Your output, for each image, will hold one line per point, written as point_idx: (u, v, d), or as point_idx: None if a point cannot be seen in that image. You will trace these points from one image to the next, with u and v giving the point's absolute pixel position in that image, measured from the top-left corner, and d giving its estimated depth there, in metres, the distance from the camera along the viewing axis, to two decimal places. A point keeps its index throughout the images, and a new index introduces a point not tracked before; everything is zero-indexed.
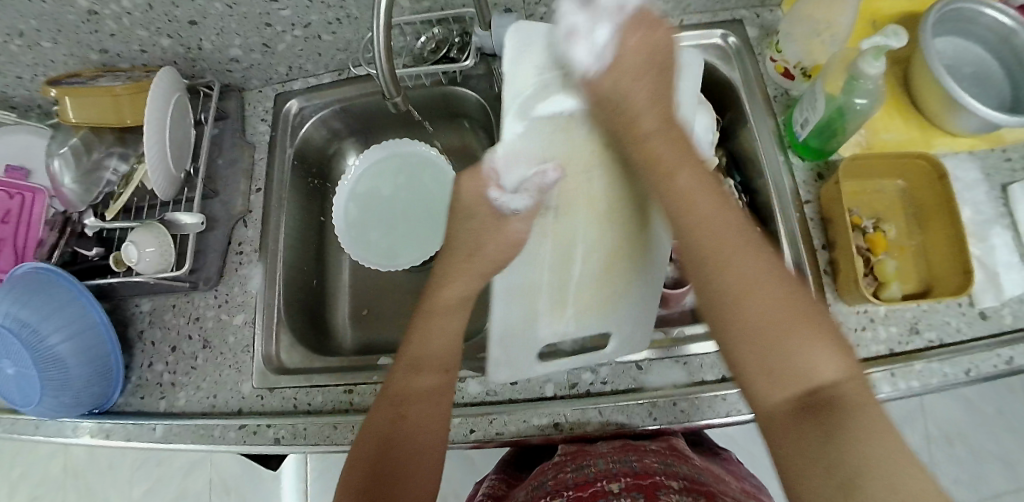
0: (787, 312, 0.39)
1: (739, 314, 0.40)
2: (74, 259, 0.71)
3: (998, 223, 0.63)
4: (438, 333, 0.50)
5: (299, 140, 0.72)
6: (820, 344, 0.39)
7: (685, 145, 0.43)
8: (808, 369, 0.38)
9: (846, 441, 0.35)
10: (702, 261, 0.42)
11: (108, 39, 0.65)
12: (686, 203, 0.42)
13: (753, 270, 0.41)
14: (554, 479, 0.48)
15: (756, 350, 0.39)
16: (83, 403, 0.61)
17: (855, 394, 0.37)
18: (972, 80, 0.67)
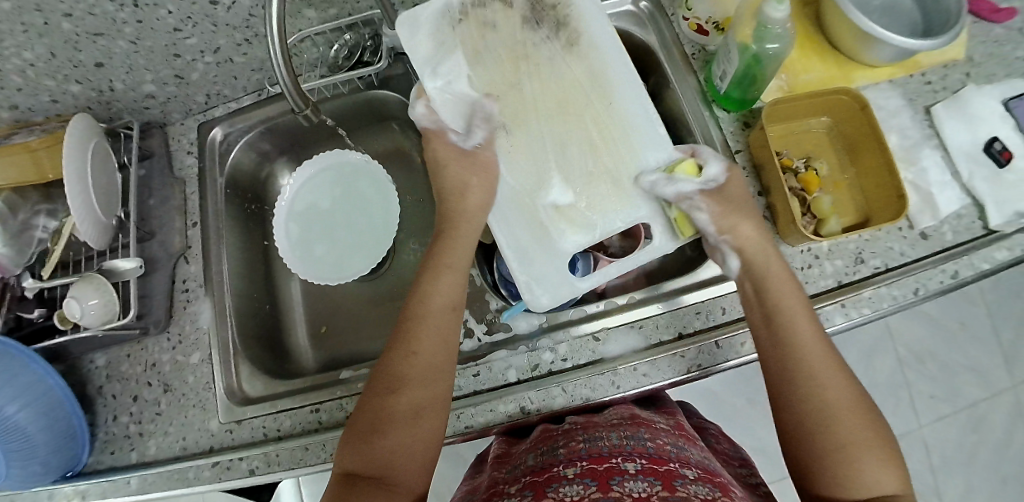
0: (866, 420, 0.46)
1: (833, 417, 0.45)
2: (20, 325, 0.68)
3: (927, 144, 0.65)
4: (431, 335, 0.50)
5: (229, 167, 0.71)
6: (887, 462, 0.45)
7: (798, 300, 0.49)
8: (875, 481, 0.44)
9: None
10: (805, 389, 0.46)
11: (14, 94, 0.62)
12: (792, 326, 0.48)
13: (840, 377, 0.47)
14: (566, 447, 0.48)
15: (839, 452, 0.44)
16: (53, 468, 0.60)
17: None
18: (882, 10, 0.69)
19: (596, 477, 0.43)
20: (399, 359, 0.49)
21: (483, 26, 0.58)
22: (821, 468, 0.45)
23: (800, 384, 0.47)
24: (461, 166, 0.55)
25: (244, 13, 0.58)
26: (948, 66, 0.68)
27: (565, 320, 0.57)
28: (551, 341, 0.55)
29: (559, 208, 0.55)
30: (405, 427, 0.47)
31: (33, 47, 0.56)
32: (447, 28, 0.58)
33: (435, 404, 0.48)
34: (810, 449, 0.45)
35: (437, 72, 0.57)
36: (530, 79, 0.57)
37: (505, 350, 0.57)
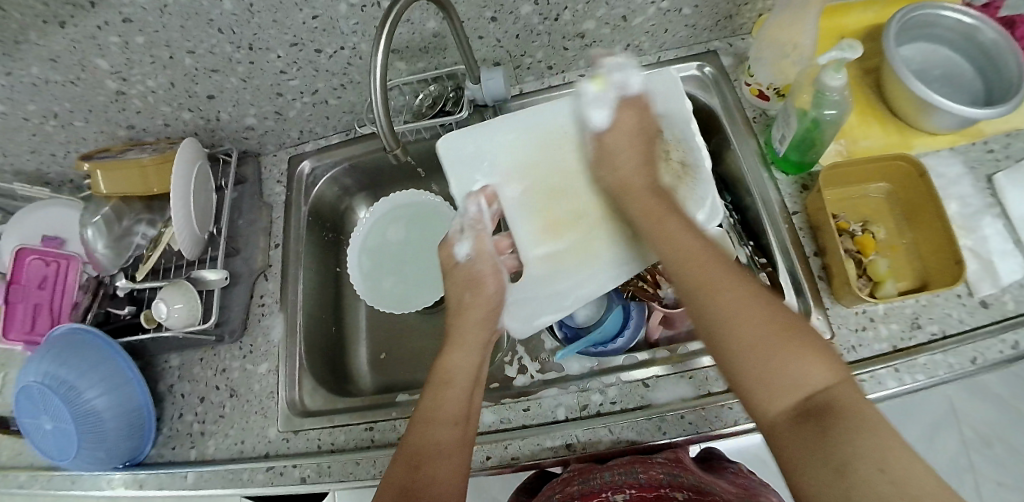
0: (774, 319, 0.43)
1: (732, 319, 0.44)
2: (107, 319, 0.76)
3: (988, 212, 0.65)
4: (452, 394, 0.51)
5: (313, 198, 0.76)
6: (808, 351, 0.42)
7: (667, 201, 0.54)
8: (802, 376, 0.41)
9: (850, 441, 0.37)
10: (691, 294, 0.47)
11: (134, 115, 0.71)
12: (674, 250, 0.50)
13: (735, 290, 0.46)
14: (561, 491, 0.50)
15: (757, 360, 0.42)
16: (116, 455, 0.65)
17: (844, 395, 0.40)
18: (944, 78, 0.70)
19: None
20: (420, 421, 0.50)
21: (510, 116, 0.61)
22: (741, 376, 0.43)
23: (687, 291, 0.48)
24: (457, 280, 0.58)
25: (342, 62, 0.65)
26: (1011, 135, 0.68)
27: (617, 366, 0.59)
28: (600, 384, 0.57)
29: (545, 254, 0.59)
30: (440, 453, 0.48)
31: (156, 77, 0.64)
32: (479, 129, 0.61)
33: (461, 449, 0.49)
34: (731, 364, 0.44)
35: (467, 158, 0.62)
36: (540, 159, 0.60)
37: (555, 387, 0.59)
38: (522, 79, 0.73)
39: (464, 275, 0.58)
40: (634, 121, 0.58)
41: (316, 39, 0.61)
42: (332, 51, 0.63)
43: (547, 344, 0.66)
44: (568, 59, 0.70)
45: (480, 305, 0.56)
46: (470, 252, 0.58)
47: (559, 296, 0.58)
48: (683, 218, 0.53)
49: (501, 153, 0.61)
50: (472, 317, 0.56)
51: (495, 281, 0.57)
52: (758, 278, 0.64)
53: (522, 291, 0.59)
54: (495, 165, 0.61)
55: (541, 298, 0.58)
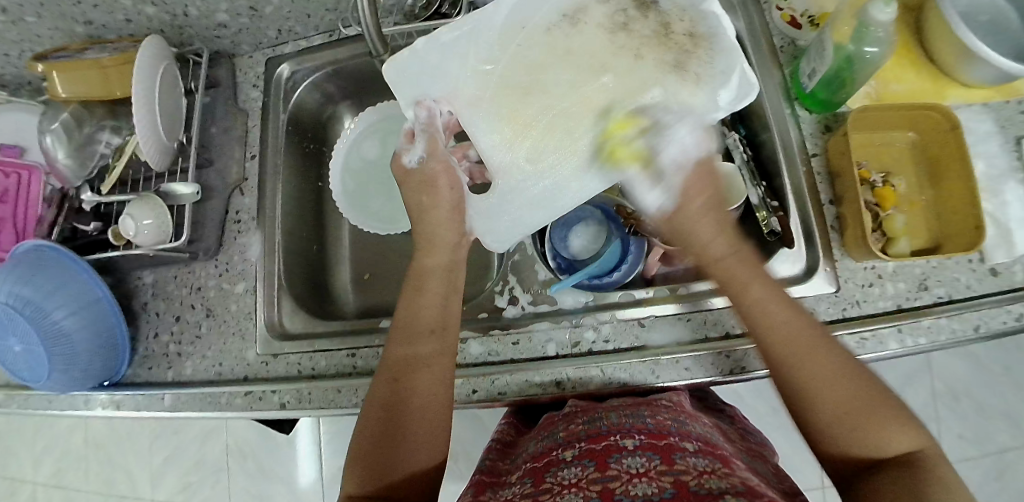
0: (872, 398, 0.42)
1: (823, 392, 0.42)
2: (74, 236, 0.70)
3: (1012, 177, 0.60)
4: (428, 295, 0.52)
5: (292, 105, 0.70)
6: (892, 419, 0.41)
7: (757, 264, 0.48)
8: (884, 444, 0.40)
9: (934, 493, 0.36)
10: (807, 400, 0.43)
11: (92, 9, 0.63)
12: (765, 316, 0.46)
13: (829, 351, 0.44)
14: (566, 430, 0.47)
15: (844, 430, 0.41)
16: (93, 376, 0.62)
17: (930, 462, 0.39)
18: (988, 27, 0.64)
19: (594, 457, 0.42)
20: (398, 326, 0.51)
21: (470, 22, 0.53)
22: (827, 432, 0.42)
23: (817, 411, 0.42)
24: (410, 187, 0.57)
25: None
26: None
27: (614, 302, 0.56)
28: (594, 321, 0.54)
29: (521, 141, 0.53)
30: (424, 374, 0.48)
31: None
32: (423, 43, 0.53)
33: (442, 357, 0.49)
34: (811, 419, 0.43)
35: (415, 95, 0.55)
36: (517, 49, 0.52)
37: (547, 322, 0.56)
38: None
39: (417, 179, 0.56)
40: (713, 193, 0.50)
41: None
42: None
43: (540, 274, 0.62)
44: None
45: (444, 201, 0.56)
46: (421, 156, 0.57)
47: (544, 199, 0.55)
48: (768, 282, 0.47)
49: (453, 63, 0.54)
50: (435, 219, 0.55)
51: (450, 177, 0.56)
52: (769, 222, 0.58)
53: (499, 200, 0.56)
54: (450, 81, 0.54)
55: (522, 203, 0.55)
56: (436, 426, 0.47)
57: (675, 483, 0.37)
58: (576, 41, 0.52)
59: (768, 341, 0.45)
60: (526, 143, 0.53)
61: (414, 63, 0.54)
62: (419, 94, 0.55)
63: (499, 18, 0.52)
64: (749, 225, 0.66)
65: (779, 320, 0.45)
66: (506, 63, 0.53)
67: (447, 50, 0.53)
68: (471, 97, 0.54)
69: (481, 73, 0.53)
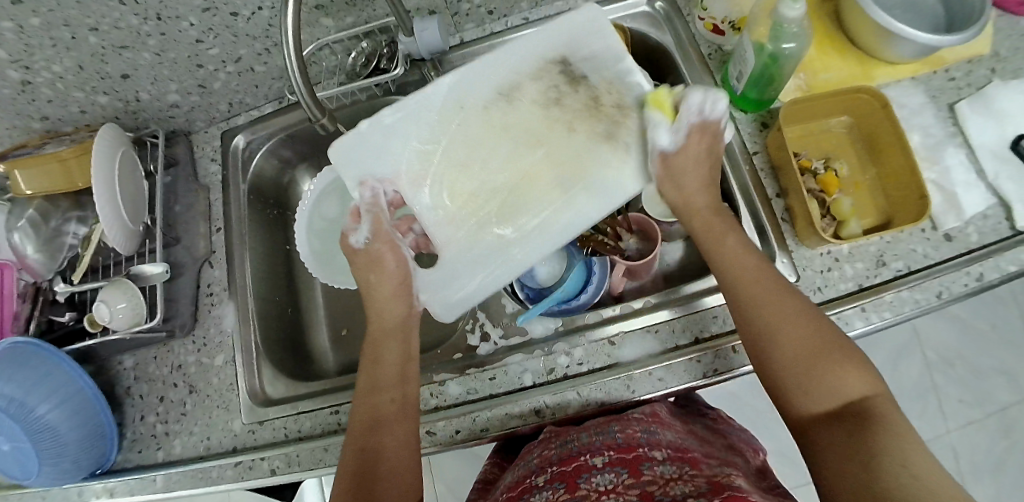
0: (826, 333, 0.44)
1: (775, 335, 0.45)
2: (51, 328, 0.71)
3: (951, 142, 0.63)
4: (388, 353, 0.53)
5: (251, 174, 0.72)
6: (845, 364, 0.42)
7: (724, 217, 0.53)
8: (839, 384, 0.42)
9: (879, 442, 0.38)
10: (775, 349, 0.44)
11: (45, 106, 0.64)
12: (727, 265, 0.49)
13: (792, 300, 0.46)
14: (539, 456, 0.48)
15: (795, 373, 0.43)
16: (83, 466, 0.62)
17: (882, 406, 0.41)
18: (904, 6, 0.67)
19: (565, 479, 0.43)
20: (361, 390, 0.52)
21: (408, 105, 0.54)
22: (784, 381, 0.44)
23: (777, 358, 0.44)
24: (358, 266, 0.56)
25: (264, 24, 0.59)
26: (973, 61, 0.66)
27: (584, 324, 0.58)
28: (566, 345, 0.55)
29: (462, 211, 0.53)
30: (392, 428, 0.49)
31: (61, 61, 0.58)
32: (364, 128, 0.54)
33: (410, 409, 0.51)
34: (778, 383, 0.44)
35: (353, 177, 0.54)
36: (458, 124, 0.54)
37: (520, 354, 0.57)
38: (462, 27, 0.68)
39: (364, 258, 0.56)
40: (698, 147, 0.53)
41: (230, 2, 0.55)
42: (249, 13, 0.57)
43: (509, 307, 0.64)
44: (509, 2, 0.66)
45: (393, 276, 0.55)
46: (368, 235, 0.55)
47: (490, 276, 0.52)
48: (743, 236, 0.51)
49: (395, 142, 0.54)
50: (383, 295, 0.55)
51: (396, 255, 0.55)
52: None
53: (442, 275, 0.54)
54: (393, 161, 0.54)
55: (466, 276, 0.53)
56: (407, 478, 0.48)
57: (640, 495, 0.40)
58: (514, 115, 0.53)
59: (733, 293, 0.48)
60: (467, 218, 0.53)
61: (352, 146, 0.54)
62: (356, 177, 0.54)
63: (437, 99, 0.54)
64: None
65: (742, 267, 0.49)
66: (445, 142, 0.54)
67: (388, 130, 0.54)
68: (417, 177, 0.54)
69: (426, 150, 0.54)
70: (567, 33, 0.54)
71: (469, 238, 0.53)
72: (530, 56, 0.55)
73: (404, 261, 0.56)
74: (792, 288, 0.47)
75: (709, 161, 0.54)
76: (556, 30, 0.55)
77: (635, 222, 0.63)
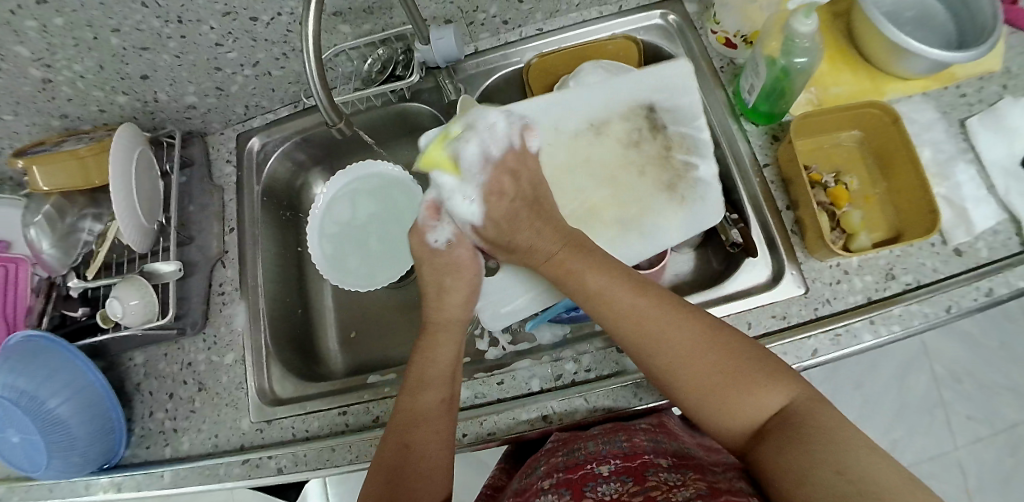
0: (726, 359, 0.43)
1: (675, 356, 0.44)
2: (64, 322, 0.71)
3: (961, 158, 0.63)
4: (443, 350, 0.52)
5: (265, 176, 0.73)
6: (757, 375, 0.42)
7: (588, 249, 0.50)
8: (754, 404, 0.42)
9: (809, 451, 0.38)
10: (683, 373, 0.44)
11: (65, 104, 0.65)
12: (602, 299, 0.47)
13: (678, 325, 0.45)
14: (546, 463, 0.48)
15: (713, 394, 0.43)
16: (91, 460, 0.62)
17: (804, 408, 0.40)
18: (915, 22, 0.68)
19: (570, 486, 0.43)
20: (411, 379, 0.51)
21: (507, 112, 0.56)
22: (700, 404, 0.44)
23: (688, 396, 0.44)
24: (435, 268, 0.54)
25: (282, 29, 0.60)
26: (984, 77, 0.66)
27: (591, 332, 0.59)
28: (574, 353, 0.56)
29: None
30: (431, 426, 0.48)
31: (83, 60, 0.59)
32: (462, 124, 0.54)
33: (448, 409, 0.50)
34: (691, 407, 0.44)
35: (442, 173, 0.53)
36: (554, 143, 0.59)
37: (529, 359, 0.57)
38: (477, 36, 0.69)
39: (445, 261, 0.54)
40: (511, 184, 0.52)
41: (251, 6, 0.56)
42: (269, 18, 0.58)
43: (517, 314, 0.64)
44: (524, 13, 0.67)
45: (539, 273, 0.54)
46: (449, 237, 0.54)
47: (543, 298, 0.56)
48: (602, 261, 0.49)
49: (490, 147, 0.56)
50: (456, 298, 0.54)
51: (476, 261, 0.55)
52: (730, 234, 0.61)
53: (501, 286, 0.57)
54: (488, 160, 0.54)
55: (521, 293, 0.57)
56: (440, 480, 0.47)
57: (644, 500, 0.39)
58: (593, 154, 0.59)
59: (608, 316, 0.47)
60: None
61: (460, 137, 0.55)
62: (453, 173, 0.53)
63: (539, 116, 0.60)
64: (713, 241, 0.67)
65: (621, 307, 0.47)
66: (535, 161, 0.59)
67: (489, 131, 0.55)
68: (499, 186, 0.56)
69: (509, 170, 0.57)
70: (658, 82, 0.60)
71: None
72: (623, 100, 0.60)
73: (479, 272, 0.55)
74: (674, 303, 0.46)
75: (539, 222, 0.51)
76: (646, 79, 0.60)
77: None
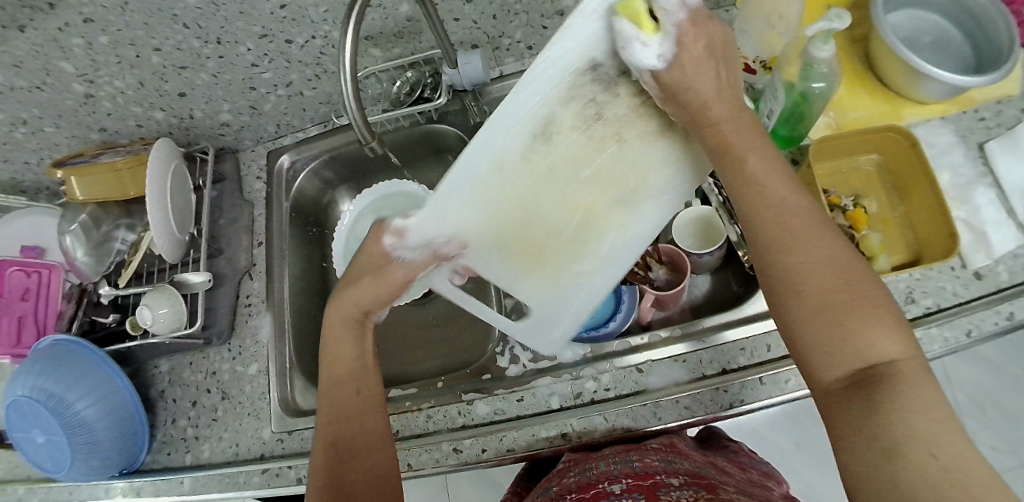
0: (853, 277, 0.38)
1: (797, 266, 0.39)
2: (93, 328, 0.74)
3: (980, 182, 0.63)
4: (348, 343, 0.52)
5: (294, 193, 0.75)
6: (877, 317, 0.37)
7: (758, 132, 0.43)
8: (865, 343, 0.36)
9: (902, 415, 0.34)
10: (801, 288, 0.38)
11: (105, 118, 0.68)
12: (749, 188, 0.42)
13: (819, 234, 0.40)
14: (557, 484, 0.49)
15: (816, 324, 0.38)
16: (112, 464, 0.64)
17: (910, 373, 0.35)
18: (933, 46, 0.68)
19: None
20: (325, 444, 0.48)
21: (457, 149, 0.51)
22: (800, 328, 0.38)
23: (794, 312, 0.39)
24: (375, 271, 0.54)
25: (315, 51, 0.63)
26: (1003, 101, 0.67)
27: (612, 351, 0.58)
28: (594, 371, 0.56)
29: (531, 253, 0.55)
30: (364, 419, 0.49)
31: (125, 77, 0.62)
32: (427, 198, 0.53)
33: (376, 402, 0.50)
34: (791, 327, 0.39)
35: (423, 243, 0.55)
36: (509, 159, 0.51)
37: (548, 376, 0.58)
38: (502, 60, 0.71)
39: (372, 264, 0.54)
40: (710, 76, 0.42)
41: (286, 29, 0.59)
42: (303, 41, 0.61)
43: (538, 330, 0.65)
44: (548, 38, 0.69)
45: (372, 299, 0.54)
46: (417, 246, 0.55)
47: (575, 314, 0.55)
48: (768, 155, 0.43)
49: (458, 211, 0.54)
50: (349, 306, 0.53)
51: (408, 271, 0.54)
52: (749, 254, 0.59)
53: (541, 314, 0.56)
54: (456, 225, 0.54)
55: (562, 300, 0.55)
56: (382, 467, 0.48)
57: None
58: (567, 147, 0.50)
59: (748, 212, 0.42)
60: (543, 264, 0.55)
61: (426, 209, 0.54)
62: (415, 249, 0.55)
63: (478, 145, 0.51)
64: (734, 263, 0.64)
65: (770, 194, 0.41)
66: (503, 189, 0.52)
67: (448, 194, 0.53)
68: (482, 236, 0.55)
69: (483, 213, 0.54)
70: (574, 43, 0.46)
71: (549, 279, 0.55)
72: (559, 70, 0.48)
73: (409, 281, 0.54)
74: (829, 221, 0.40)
75: (714, 72, 0.42)
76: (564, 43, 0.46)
77: (664, 252, 0.63)
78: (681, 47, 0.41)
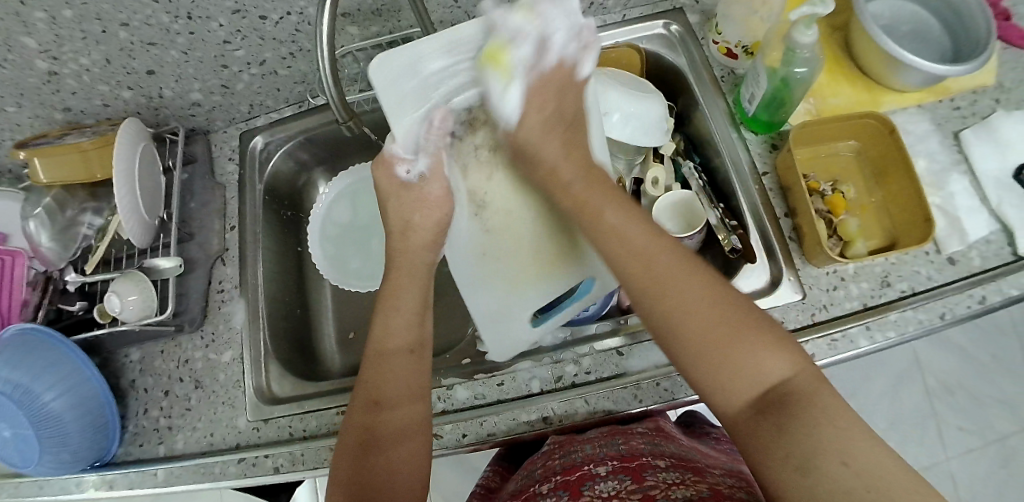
0: (725, 310, 0.42)
1: (675, 311, 0.43)
2: (59, 317, 0.71)
3: (955, 169, 0.64)
4: (400, 320, 0.50)
5: (268, 175, 0.74)
6: (760, 342, 0.41)
7: (606, 187, 0.50)
8: (757, 368, 0.40)
9: (808, 432, 0.37)
10: (679, 337, 0.43)
11: (70, 97, 0.65)
12: (615, 238, 0.47)
13: (689, 273, 0.45)
14: (542, 467, 0.49)
15: (707, 364, 0.41)
16: (82, 458, 0.62)
17: (805, 387, 0.39)
18: (912, 35, 0.69)
19: (568, 488, 0.44)
20: (365, 400, 0.47)
21: (466, 260, 0.50)
22: (699, 372, 0.42)
23: (687, 357, 0.43)
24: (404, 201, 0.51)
25: (291, 29, 0.61)
26: (977, 91, 0.68)
27: (589, 335, 0.59)
28: (574, 354, 0.56)
29: (559, 243, 0.52)
30: (403, 409, 0.47)
31: (90, 54, 0.59)
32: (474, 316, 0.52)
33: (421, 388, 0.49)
34: (688, 372, 0.43)
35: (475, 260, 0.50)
36: (494, 222, 0.49)
37: (528, 360, 0.57)
38: None
39: (411, 196, 0.50)
40: (569, 107, 0.50)
41: (261, 5, 0.57)
42: (278, 17, 0.59)
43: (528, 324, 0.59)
44: None
45: (428, 228, 0.51)
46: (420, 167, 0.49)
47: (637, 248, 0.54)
48: (621, 205, 0.49)
49: (481, 286, 0.51)
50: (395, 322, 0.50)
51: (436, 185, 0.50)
52: (731, 239, 0.62)
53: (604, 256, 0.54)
54: (485, 285, 0.51)
55: None
56: (414, 450, 0.47)
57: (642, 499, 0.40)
58: (509, 151, 0.49)
59: (618, 260, 0.47)
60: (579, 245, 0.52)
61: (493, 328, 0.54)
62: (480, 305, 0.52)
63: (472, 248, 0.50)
64: (713, 248, 0.68)
65: (635, 243, 0.47)
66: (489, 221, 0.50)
67: (482, 292, 0.51)
68: (506, 282, 0.51)
69: (490, 265, 0.51)
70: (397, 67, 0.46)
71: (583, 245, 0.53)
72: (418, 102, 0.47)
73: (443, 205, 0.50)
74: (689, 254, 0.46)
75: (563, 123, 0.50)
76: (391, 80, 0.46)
77: None
78: (529, 107, 0.48)
